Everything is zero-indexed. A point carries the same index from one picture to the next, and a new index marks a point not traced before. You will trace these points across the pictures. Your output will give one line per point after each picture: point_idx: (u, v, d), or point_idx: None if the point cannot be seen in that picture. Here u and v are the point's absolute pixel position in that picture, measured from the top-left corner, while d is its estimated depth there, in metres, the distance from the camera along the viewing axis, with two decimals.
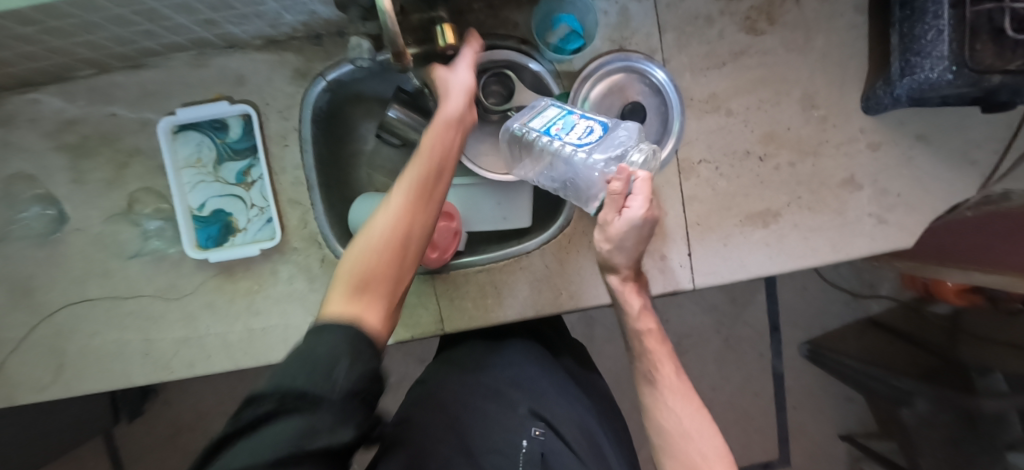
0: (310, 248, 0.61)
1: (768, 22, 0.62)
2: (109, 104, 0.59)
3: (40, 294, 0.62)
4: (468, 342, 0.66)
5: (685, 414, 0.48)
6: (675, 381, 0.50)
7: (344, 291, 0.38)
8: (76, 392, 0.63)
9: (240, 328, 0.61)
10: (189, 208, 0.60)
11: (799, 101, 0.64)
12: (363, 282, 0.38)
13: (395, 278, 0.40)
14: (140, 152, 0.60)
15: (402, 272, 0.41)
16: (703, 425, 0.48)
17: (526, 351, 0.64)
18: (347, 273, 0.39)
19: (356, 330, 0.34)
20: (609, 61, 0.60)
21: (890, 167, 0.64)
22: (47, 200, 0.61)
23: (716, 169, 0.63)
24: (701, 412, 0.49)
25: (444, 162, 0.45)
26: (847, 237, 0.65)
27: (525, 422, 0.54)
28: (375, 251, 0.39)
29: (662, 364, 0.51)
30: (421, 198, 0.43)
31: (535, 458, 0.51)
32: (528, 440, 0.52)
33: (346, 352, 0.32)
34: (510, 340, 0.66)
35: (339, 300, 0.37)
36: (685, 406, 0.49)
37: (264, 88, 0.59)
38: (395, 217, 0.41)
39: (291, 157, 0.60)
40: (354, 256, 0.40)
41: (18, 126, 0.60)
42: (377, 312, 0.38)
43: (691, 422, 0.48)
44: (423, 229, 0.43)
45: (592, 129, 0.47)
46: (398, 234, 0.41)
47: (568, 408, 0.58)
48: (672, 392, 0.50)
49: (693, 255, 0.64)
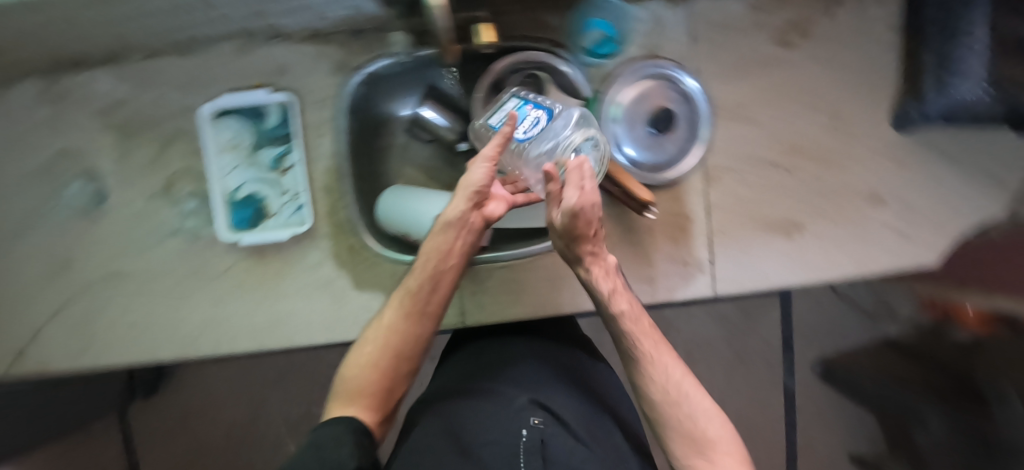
0: (339, 234, 0.63)
1: (799, 35, 0.62)
2: (156, 88, 0.61)
3: (79, 265, 0.64)
4: (455, 344, 0.62)
5: (678, 376, 0.43)
6: (658, 344, 0.44)
7: (345, 394, 0.46)
8: (105, 363, 0.65)
9: (266, 310, 0.63)
10: (224, 191, 0.61)
11: (826, 114, 0.63)
12: (360, 385, 0.46)
13: (388, 381, 0.46)
14: (182, 134, 0.62)
15: (395, 375, 0.47)
16: (694, 382, 0.43)
17: (515, 342, 0.59)
18: (350, 375, 0.47)
19: (349, 427, 0.42)
20: (643, 66, 0.60)
21: (917, 184, 0.63)
22: (90, 176, 0.63)
23: (740, 178, 0.63)
24: (686, 368, 0.44)
25: (446, 261, 0.47)
26: (870, 251, 0.64)
27: (517, 413, 0.48)
28: (373, 354, 0.47)
29: (643, 333, 0.43)
30: (416, 305, 0.47)
31: (535, 447, 0.43)
32: (527, 429, 0.45)
33: (346, 444, 0.39)
34: (499, 333, 0.61)
35: (340, 399, 0.46)
36: (676, 367, 0.43)
37: (305, 79, 0.61)
38: (391, 323, 0.47)
39: (325, 146, 0.62)
40: (356, 361, 0.48)
41: (70, 104, 0.63)
42: (371, 412, 0.45)
43: (684, 382, 0.43)
44: (420, 334, 0.48)
45: (539, 120, 0.44)
46: (394, 340, 0.47)
47: (570, 397, 0.53)
48: (664, 357, 0.43)
49: (714, 262, 0.64)
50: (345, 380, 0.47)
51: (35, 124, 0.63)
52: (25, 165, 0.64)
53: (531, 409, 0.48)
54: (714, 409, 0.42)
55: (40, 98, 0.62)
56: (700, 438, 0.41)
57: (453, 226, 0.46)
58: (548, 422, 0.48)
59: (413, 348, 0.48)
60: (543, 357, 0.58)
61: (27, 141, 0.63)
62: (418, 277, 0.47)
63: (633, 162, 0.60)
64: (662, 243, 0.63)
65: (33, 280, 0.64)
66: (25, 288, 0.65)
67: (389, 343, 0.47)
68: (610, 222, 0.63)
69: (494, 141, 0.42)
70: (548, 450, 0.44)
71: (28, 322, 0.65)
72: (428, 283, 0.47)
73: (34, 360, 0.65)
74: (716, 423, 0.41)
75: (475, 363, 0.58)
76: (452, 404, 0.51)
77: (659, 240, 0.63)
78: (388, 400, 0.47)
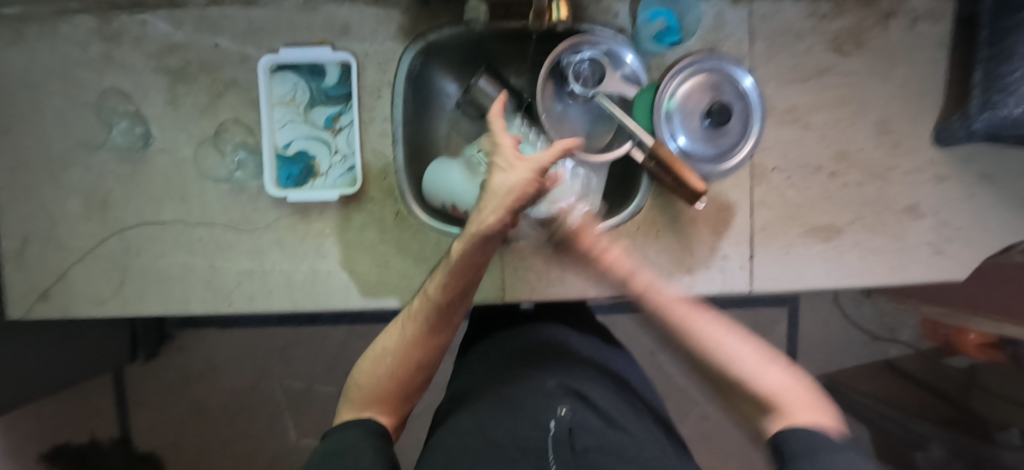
0: (387, 200, 0.62)
1: (854, 45, 0.63)
2: (215, 34, 0.60)
3: (116, 208, 0.63)
4: (484, 354, 0.66)
5: (722, 337, 0.52)
6: (694, 317, 0.54)
7: (361, 398, 0.50)
8: (132, 310, 0.64)
9: (306, 269, 0.62)
10: (275, 145, 0.61)
11: (874, 125, 0.65)
12: (378, 392, 0.50)
13: (400, 387, 0.50)
14: (236, 84, 0.61)
15: (413, 383, 0.51)
16: (740, 337, 0.53)
17: (541, 343, 0.63)
18: (366, 380, 0.51)
19: (367, 432, 0.47)
20: (702, 59, 0.61)
21: (955, 201, 0.65)
22: (137, 117, 0.62)
23: (788, 178, 0.64)
24: (727, 324, 0.54)
25: (475, 272, 0.50)
26: (903, 261, 0.66)
27: (547, 402, 0.51)
28: (393, 366, 0.50)
29: (674, 308, 0.55)
30: (440, 320, 0.50)
31: (565, 435, 0.46)
32: (555, 420, 0.48)
33: (364, 447, 0.45)
34: (528, 337, 0.65)
35: (356, 401, 0.51)
36: (720, 332, 0.53)
37: (368, 40, 0.61)
38: (412, 336, 0.50)
39: (382, 109, 0.62)
40: (373, 366, 0.51)
41: (121, 43, 0.61)
42: (387, 413, 0.51)
43: (735, 342, 0.52)
44: (439, 344, 0.52)
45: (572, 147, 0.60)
46: (415, 352, 0.50)
47: (601, 390, 0.55)
48: (705, 326, 0.53)
49: (754, 259, 0.65)
50: (361, 383, 0.51)
51: (83, 60, 0.61)
52: (68, 101, 0.62)
53: (559, 399, 0.51)
54: (766, 357, 0.52)
55: (91, 32, 0.61)
56: (767, 397, 0.49)
57: (488, 238, 0.47)
58: (576, 408, 0.50)
59: (429, 356, 0.52)
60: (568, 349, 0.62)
61: (73, 77, 0.61)
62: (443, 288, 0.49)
63: (684, 151, 0.63)
64: (706, 235, 0.64)
65: (65, 218, 0.63)
66: (55, 225, 0.63)
67: (409, 354, 0.50)
68: (658, 210, 0.64)
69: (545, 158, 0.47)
70: (577, 437, 0.46)
71: (55, 261, 0.63)
72: (455, 295, 0.49)
73: (56, 301, 0.63)
74: (772, 376, 0.50)
75: (506, 354, 0.63)
76: (488, 397, 0.55)
77: (702, 231, 0.64)
78: (403, 403, 0.52)
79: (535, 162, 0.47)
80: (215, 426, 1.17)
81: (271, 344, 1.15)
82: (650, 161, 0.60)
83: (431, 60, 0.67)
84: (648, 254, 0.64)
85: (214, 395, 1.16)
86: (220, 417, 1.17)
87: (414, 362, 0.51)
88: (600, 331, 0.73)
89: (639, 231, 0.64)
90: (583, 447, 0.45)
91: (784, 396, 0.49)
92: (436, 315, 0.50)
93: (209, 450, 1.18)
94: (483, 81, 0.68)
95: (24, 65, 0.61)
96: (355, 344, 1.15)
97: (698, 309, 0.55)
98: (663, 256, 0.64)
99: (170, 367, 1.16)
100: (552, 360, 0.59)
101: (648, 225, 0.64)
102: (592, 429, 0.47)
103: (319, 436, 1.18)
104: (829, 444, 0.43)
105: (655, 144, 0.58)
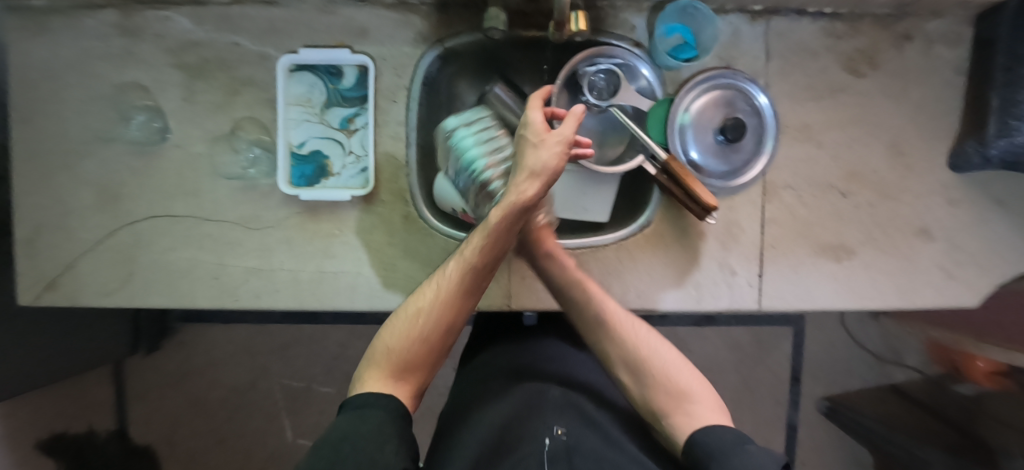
0: (396, 203, 0.63)
1: (870, 66, 0.63)
2: (234, 33, 0.61)
3: (128, 201, 0.63)
4: (472, 376, 0.63)
5: (644, 337, 0.53)
6: (632, 325, 0.54)
7: (386, 366, 0.46)
8: (138, 303, 0.64)
9: (313, 268, 0.62)
10: (289, 144, 0.61)
11: (887, 146, 0.64)
12: (405, 362, 0.46)
13: (431, 356, 0.48)
14: (253, 83, 0.62)
15: (440, 353, 0.49)
16: (656, 339, 0.53)
17: (533, 365, 0.60)
18: (392, 346, 0.47)
19: (393, 412, 0.43)
20: (718, 75, 0.62)
21: (967, 225, 0.65)
22: (153, 112, 0.62)
23: (799, 196, 0.64)
24: (655, 334, 0.54)
25: (512, 235, 0.49)
26: (914, 285, 0.65)
27: (546, 418, 0.48)
28: (425, 329, 0.47)
29: (614, 314, 0.54)
30: (475, 283, 0.49)
31: (561, 454, 0.43)
32: (550, 439, 0.45)
33: (386, 439, 0.40)
34: (519, 358, 0.63)
35: (378, 370, 0.46)
36: (640, 330, 0.53)
37: (385, 44, 0.61)
38: (449, 300, 0.48)
39: (396, 113, 0.62)
40: (401, 331, 0.47)
41: (142, 39, 0.62)
42: (409, 386, 0.47)
43: (647, 340, 0.53)
44: (468, 310, 0.50)
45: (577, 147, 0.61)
46: (449, 318, 0.48)
47: (600, 411, 0.53)
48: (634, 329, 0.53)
49: (763, 276, 0.64)
50: (387, 350, 0.47)
51: (105, 53, 0.62)
52: (88, 93, 0.63)
53: (557, 416, 0.49)
54: (679, 358, 0.52)
55: (113, 27, 0.62)
56: (679, 391, 0.48)
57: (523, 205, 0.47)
58: (574, 429, 0.47)
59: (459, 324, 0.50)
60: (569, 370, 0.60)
61: (94, 69, 0.62)
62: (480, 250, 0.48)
63: (694, 165, 0.63)
64: (715, 251, 0.64)
65: (78, 209, 0.63)
66: (68, 215, 0.63)
67: (444, 319, 0.48)
68: (667, 223, 0.64)
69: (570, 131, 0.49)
70: (575, 459, 0.43)
71: (65, 251, 0.63)
72: (491, 258, 0.48)
73: (63, 291, 0.64)
74: (689, 372, 0.50)
75: (506, 368, 0.61)
76: (485, 413, 0.53)
77: (711, 246, 0.64)
78: (426, 374, 0.48)
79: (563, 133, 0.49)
80: (213, 422, 1.17)
81: (272, 342, 1.15)
82: (662, 175, 0.60)
83: (446, 66, 0.67)
84: (656, 268, 0.64)
85: (213, 391, 1.16)
86: (217, 413, 1.16)
87: (448, 328, 0.48)
88: None
89: (647, 243, 0.64)
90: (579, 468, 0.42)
91: (692, 395, 0.48)
92: (472, 278, 0.48)
93: (205, 446, 1.17)
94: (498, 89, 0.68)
95: (45, 57, 0.62)
96: (355, 345, 1.15)
97: (633, 317, 0.55)
98: (670, 270, 0.64)
99: (171, 360, 1.16)
100: (553, 378, 0.57)
101: (656, 238, 0.64)
102: (590, 450, 0.45)
103: (315, 436, 1.17)
104: (731, 445, 0.42)
105: (669, 158, 0.58)
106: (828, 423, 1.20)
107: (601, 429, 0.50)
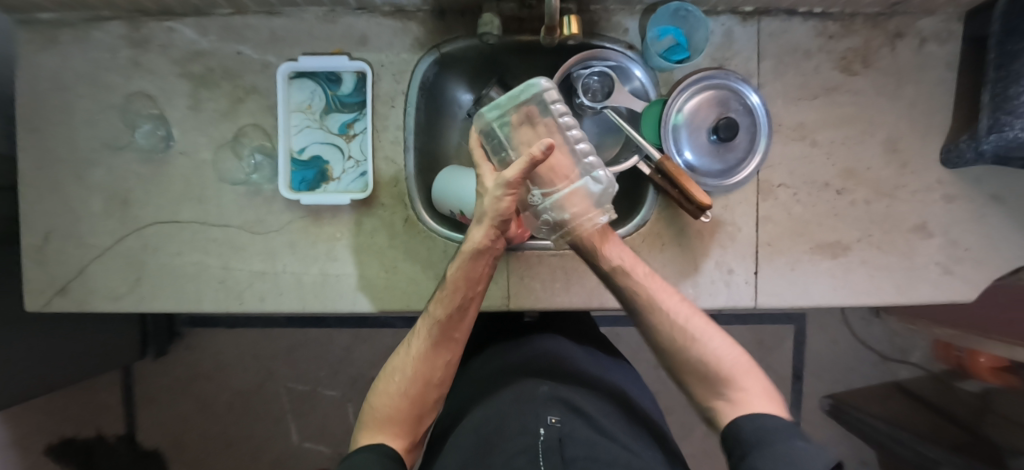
0: (397, 206, 0.64)
1: (863, 65, 0.64)
2: (238, 43, 0.63)
3: (136, 207, 0.65)
4: (469, 378, 0.65)
5: (684, 319, 0.52)
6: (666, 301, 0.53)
7: (375, 422, 0.51)
8: (146, 308, 0.65)
9: (316, 271, 0.64)
10: (290, 150, 0.63)
11: (882, 143, 0.65)
12: (389, 414, 0.51)
13: (415, 408, 0.51)
14: (256, 90, 0.63)
15: (423, 403, 0.52)
16: (698, 322, 0.52)
17: (531, 357, 0.62)
18: (379, 403, 0.52)
19: (380, 454, 0.47)
20: (709, 75, 0.63)
21: (963, 221, 0.65)
22: (160, 120, 0.64)
23: (794, 195, 0.65)
24: (698, 316, 0.53)
25: (474, 288, 0.52)
26: (911, 280, 0.65)
27: (538, 411, 0.50)
28: (402, 385, 0.52)
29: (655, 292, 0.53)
30: (444, 335, 0.52)
31: (554, 444, 0.45)
32: (545, 428, 0.47)
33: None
34: (511, 354, 0.64)
35: (371, 426, 0.51)
36: (681, 312, 0.52)
37: (384, 51, 0.63)
38: (419, 354, 0.52)
39: (395, 118, 0.64)
40: (383, 388, 0.52)
41: (149, 50, 0.63)
42: (401, 437, 0.51)
43: (688, 322, 0.52)
44: (447, 360, 0.53)
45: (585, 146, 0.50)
46: (422, 371, 0.52)
47: (590, 399, 0.55)
48: (673, 308, 0.53)
49: (760, 273, 0.65)
50: (372, 409, 0.52)
51: (112, 64, 0.64)
52: (97, 103, 0.64)
53: (549, 408, 0.51)
54: (724, 344, 0.51)
55: (121, 38, 0.63)
56: (723, 375, 0.49)
57: (482, 253, 0.50)
58: (567, 419, 0.49)
59: (440, 374, 0.53)
60: (563, 360, 0.62)
61: (102, 80, 0.64)
62: (445, 307, 0.52)
63: (690, 166, 0.64)
64: (712, 249, 0.65)
65: (88, 215, 0.65)
66: (77, 221, 0.65)
67: (416, 372, 0.52)
68: (664, 223, 0.65)
69: (518, 167, 0.44)
70: (566, 447, 0.45)
71: (75, 257, 0.65)
72: (457, 312, 0.52)
73: (74, 296, 0.65)
74: (729, 351, 0.51)
75: (497, 369, 0.62)
76: (483, 408, 0.55)
77: (708, 245, 0.65)
78: (416, 424, 0.52)
79: (498, 182, 0.46)
80: (219, 425, 1.18)
81: (277, 346, 1.17)
82: (656, 175, 0.61)
83: (444, 72, 0.69)
84: (653, 267, 0.65)
85: (219, 394, 1.18)
86: (224, 416, 1.18)
87: (423, 379, 0.52)
88: (598, 340, 0.73)
89: (644, 243, 0.65)
90: (571, 456, 0.43)
91: (734, 381, 0.49)
92: (438, 330, 0.52)
93: (212, 450, 1.18)
94: (546, 82, 0.47)
95: (56, 69, 0.64)
96: (360, 348, 1.16)
97: (670, 292, 0.54)
98: (668, 269, 0.65)
99: (178, 364, 1.17)
100: (546, 370, 0.59)
101: (654, 237, 0.65)
102: (581, 439, 0.46)
103: (320, 439, 1.18)
104: (774, 437, 0.43)
105: (662, 158, 0.59)
106: (832, 421, 1.19)
107: (592, 418, 0.51)
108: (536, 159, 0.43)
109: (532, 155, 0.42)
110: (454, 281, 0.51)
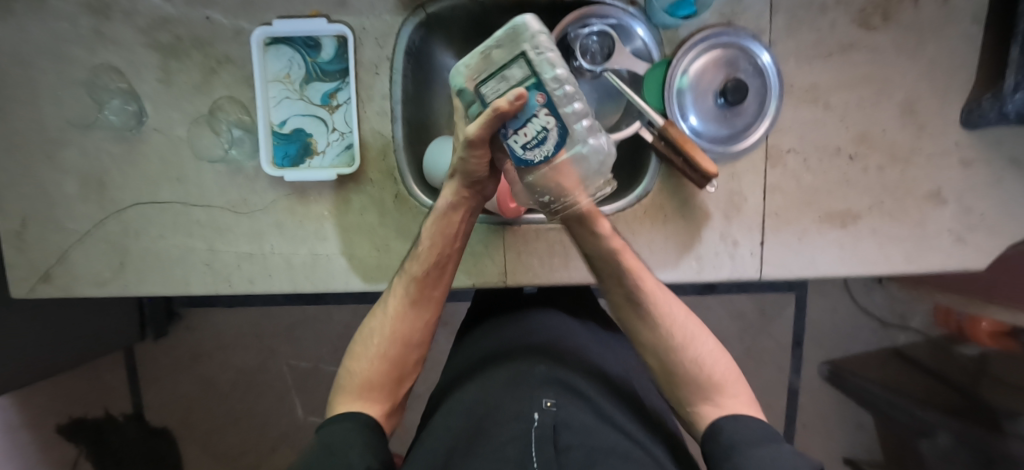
0: (386, 182, 0.61)
1: (882, 19, 0.59)
2: (205, 7, 0.58)
3: (113, 189, 0.62)
4: (461, 353, 0.65)
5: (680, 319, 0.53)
6: (665, 304, 0.53)
7: (352, 390, 0.50)
8: (133, 293, 0.64)
9: (305, 252, 0.61)
10: (270, 124, 0.59)
11: (899, 105, 0.61)
12: (368, 379, 0.51)
13: (394, 368, 0.52)
14: (230, 60, 0.59)
15: (403, 364, 0.53)
16: (693, 327, 0.53)
17: (533, 333, 0.60)
18: (356, 368, 0.52)
19: (358, 422, 0.47)
20: (717, 33, 0.58)
21: (978, 186, 0.62)
22: (129, 95, 0.60)
23: (804, 161, 0.62)
24: (692, 319, 0.54)
25: (450, 246, 0.53)
26: (921, 249, 0.63)
27: (532, 394, 0.48)
28: (380, 347, 0.52)
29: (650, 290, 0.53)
30: (422, 292, 0.53)
31: (548, 431, 0.43)
32: (539, 413, 0.45)
33: (358, 444, 0.44)
34: (507, 327, 0.64)
35: (348, 392, 0.50)
36: (676, 314, 0.53)
37: (364, 13, 0.58)
38: (395, 313, 0.53)
39: (380, 87, 0.60)
40: (362, 351, 0.53)
41: (111, 17, 0.59)
42: (378, 404, 0.50)
43: (683, 325, 0.53)
44: (424, 320, 0.54)
45: (546, 138, 0.40)
46: (399, 332, 0.53)
47: (587, 381, 0.53)
48: (668, 308, 0.53)
49: (765, 244, 0.63)
50: (351, 375, 0.51)
51: (73, 34, 0.59)
52: (60, 78, 0.60)
53: (544, 391, 0.48)
54: (715, 350, 0.52)
55: (79, 5, 0.58)
56: (714, 383, 0.50)
57: (453, 209, 0.51)
58: (562, 403, 0.47)
59: (418, 336, 0.54)
60: (558, 338, 0.60)
61: (63, 52, 0.59)
62: (422, 265, 0.53)
63: (694, 131, 0.61)
64: (716, 220, 0.62)
65: (64, 199, 0.62)
66: (53, 204, 0.62)
67: (394, 333, 0.53)
68: (667, 194, 0.62)
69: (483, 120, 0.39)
70: (561, 435, 0.43)
71: (55, 242, 0.63)
72: (433, 270, 0.53)
73: (57, 282, 0.63)
74: (723, 363, 0.52)
75: (494, 344, 0.61)
76: (478, 384, 0.54)
77: (713, 216, 0.62)
78: (395, 390, 0.52)
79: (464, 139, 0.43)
80: (223, 402, 1.19)
81: (275, 324, 1.16)
82: (660, 142, 0.57)
83: (430, 36, 0.64)
84: (656, 239, 0.62)
85: (222, 373, 1.18)
86: (228, 393, 1.19)
87: (400, 340, 0.53)
88: (598, 314, 0.72)
89: (646, 215, 0.62)
90: (565, 445, 0.41)
91: (722, 388, 0.50)
92: (415, 287, 0.53)
93: (217, 427, 1.20)
94: (529, 21, 0.38)
95: (12, 40, 0.59)
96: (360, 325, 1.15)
97: (669, 295, 0.54)
98: (671, 241, 0.63)
99: (177, 345, 1.17)
100: (543, 347, 0.57)
101: (656, 209, 0.62)
102: (577, 426, 0.44)
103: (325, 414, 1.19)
104: (757, 440, 0.44)
105: (666, 124, 0.55)
106: (829, 388, 1.19)
107: (589, 403, 0.49)
108: (502, 113, 0.38)
109: (496, 109, 0.38)
110: (427, 241, 0.52)
